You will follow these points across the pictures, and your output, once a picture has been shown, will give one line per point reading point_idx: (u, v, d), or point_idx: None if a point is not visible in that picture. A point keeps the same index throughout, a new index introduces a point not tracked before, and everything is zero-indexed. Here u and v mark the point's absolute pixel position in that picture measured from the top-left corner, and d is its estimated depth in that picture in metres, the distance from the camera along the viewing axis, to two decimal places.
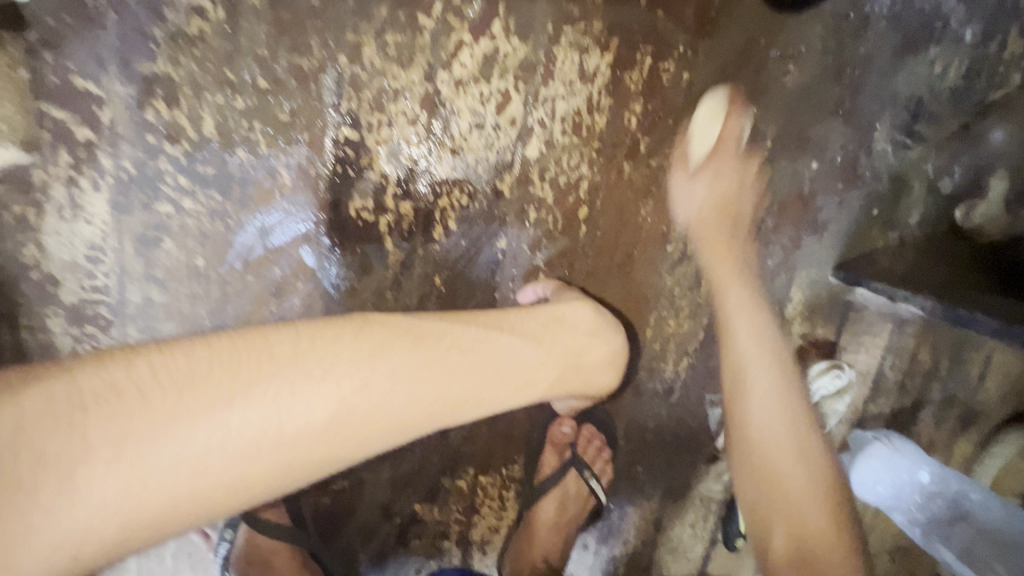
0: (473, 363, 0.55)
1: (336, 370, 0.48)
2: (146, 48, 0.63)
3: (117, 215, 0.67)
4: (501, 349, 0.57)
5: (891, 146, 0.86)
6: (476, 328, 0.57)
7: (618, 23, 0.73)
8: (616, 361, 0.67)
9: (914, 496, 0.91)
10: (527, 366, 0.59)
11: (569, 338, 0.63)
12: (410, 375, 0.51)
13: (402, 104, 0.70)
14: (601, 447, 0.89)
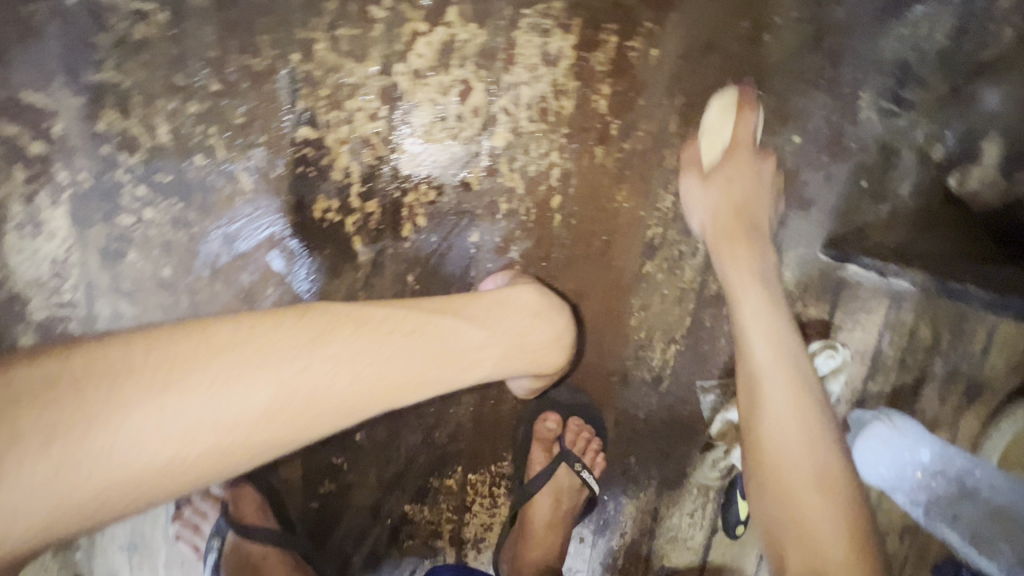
0: (422, 347, 0.50)
1: (273, 356, 0.44)
2: (92, 58, 0.63)
3: (78, 229, 0.66)
4: (454, 332, 0.53)
5: (877, 114, 0.83)
6: (427, 309, 0.53)
7: (579, 3, 0.71)
8: (566, 342, 0.63)
9: (916, 474, 0.87)
10: (482, 350, 0.54)
11: (513, 320, 0.58)
12: (352, 360, 0.46)
13: (360, 99, 0.68)
14: (591, 439, 0.88)
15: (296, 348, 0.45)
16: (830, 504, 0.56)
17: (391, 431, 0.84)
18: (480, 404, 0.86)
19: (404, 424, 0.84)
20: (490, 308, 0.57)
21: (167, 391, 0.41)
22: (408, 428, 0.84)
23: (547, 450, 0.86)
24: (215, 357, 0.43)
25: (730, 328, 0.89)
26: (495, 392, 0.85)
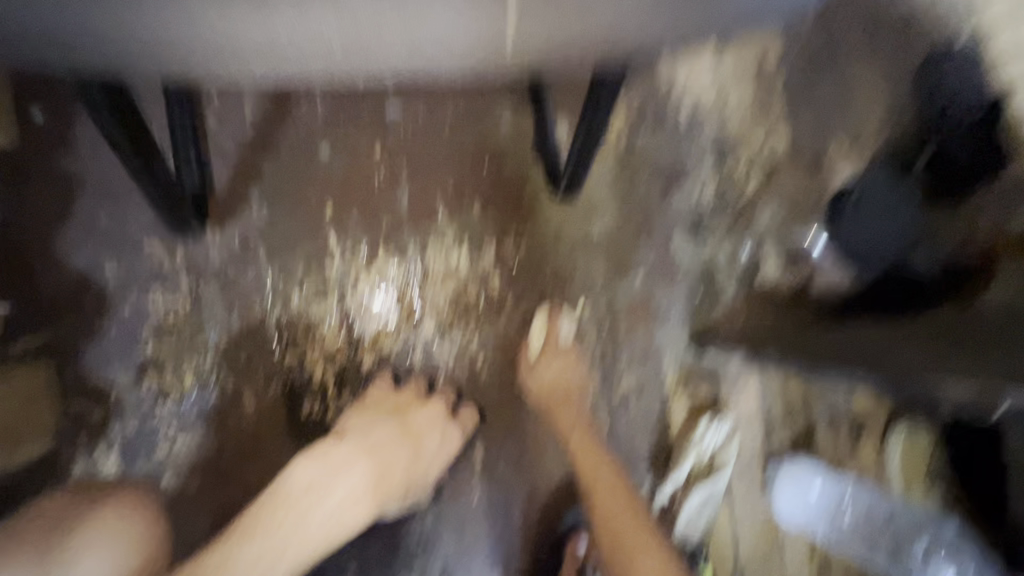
0: (357, 428, 0.91)
1: (323, 459, 0.85)
2: (138, 342, 0.88)
3: (125, 467, 0.87)
4: (389, 457, 0.90)
5: (691, 247, 1.18)
6: (367, 420, 0.93)
7: (466, 229, 1.05)
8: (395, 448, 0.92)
9: (843, 517, 1.12)
10: (395, 441, 0.92)
11: (358, 469, 0.87)
12: (356, 453, 0.87)
13: (327, 324, 0.97)
14: (574, 545, 1.01)
15: (339, 462, 0.86)
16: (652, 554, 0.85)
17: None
18: (460, 537, 1.02)
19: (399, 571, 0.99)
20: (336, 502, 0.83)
21: None
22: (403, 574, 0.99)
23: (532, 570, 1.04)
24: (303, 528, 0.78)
25: (642, 422, 1.15)
26: (470, 523, 1.02)
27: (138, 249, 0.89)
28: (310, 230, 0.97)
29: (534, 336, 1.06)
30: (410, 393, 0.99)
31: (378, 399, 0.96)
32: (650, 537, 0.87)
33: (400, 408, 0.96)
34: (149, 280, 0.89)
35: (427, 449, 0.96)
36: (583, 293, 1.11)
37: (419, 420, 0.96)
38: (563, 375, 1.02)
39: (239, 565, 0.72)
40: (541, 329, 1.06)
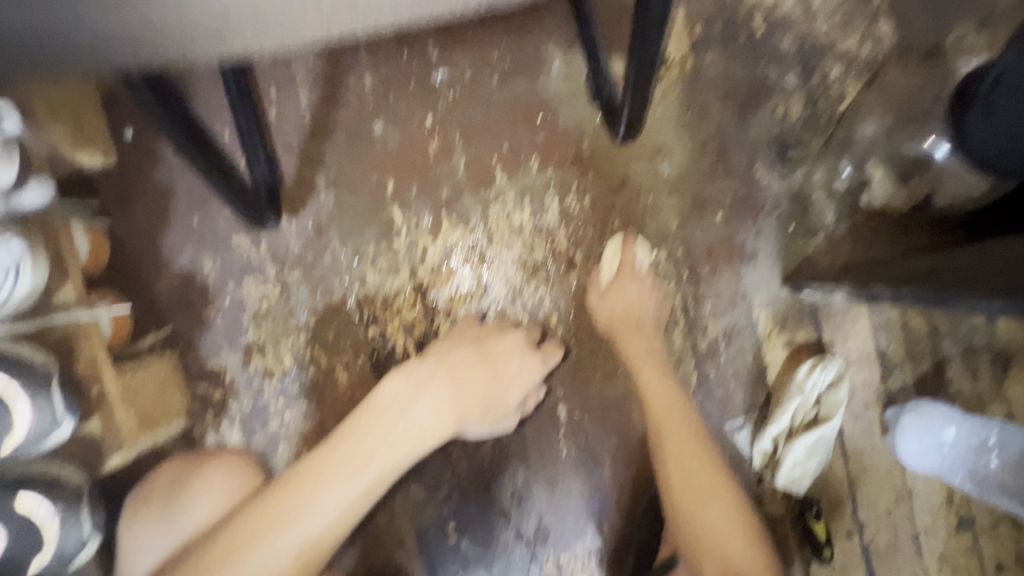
0: (437, 351, 0.87)
1: (408, 375, 0.81)
2: (242, 328, 0.98)
3: (247, 439, 0.98)
4: (470, 377, 0.85)
5: (776, 176, 1.06)
6: (445, 345, 0.89)
7: (525, 187, 1.02)
8: (473, 358, 0.87)
9: (989, 460, 0.94)
10: (472, 361, 0.87)
11: (439, 389, 0.81)
12: (437, 372, 0.83)
13: (402, 298, 1.00)
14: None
15: (422, 376, 0.82)
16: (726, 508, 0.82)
17: (488, 534, 1.02)
18: (552, 493, 1.03)
19: (496, 525, 1.02)
20: (421, 427, 0.77)
21: (263, 539, 0.66)
22: (499, 528, 1.02)
23: (635, 520, 1.03)
24: (379, 455, 0.73)
25: (735, 370, 1.05)
26: (560, 479, 1.03)
27: (228, 246, 0.98)
28: (375, 208, 1.00)
29: (606, 263, 1.00)
30: (492, 325, 0.95)
31: (462, 329, 0.94)
32: (728, 494, 0.83)
33: (482, 335, 0.92)
34: (242, 273, 0.98)
35: (509, 370, 0.90)
36: (657, 240, 1.04)
37: (500, 343, 0.91)
38: (631, 304, 0.96)
39: (343, 461, 0.72)
40: (614, 257, 1.00)
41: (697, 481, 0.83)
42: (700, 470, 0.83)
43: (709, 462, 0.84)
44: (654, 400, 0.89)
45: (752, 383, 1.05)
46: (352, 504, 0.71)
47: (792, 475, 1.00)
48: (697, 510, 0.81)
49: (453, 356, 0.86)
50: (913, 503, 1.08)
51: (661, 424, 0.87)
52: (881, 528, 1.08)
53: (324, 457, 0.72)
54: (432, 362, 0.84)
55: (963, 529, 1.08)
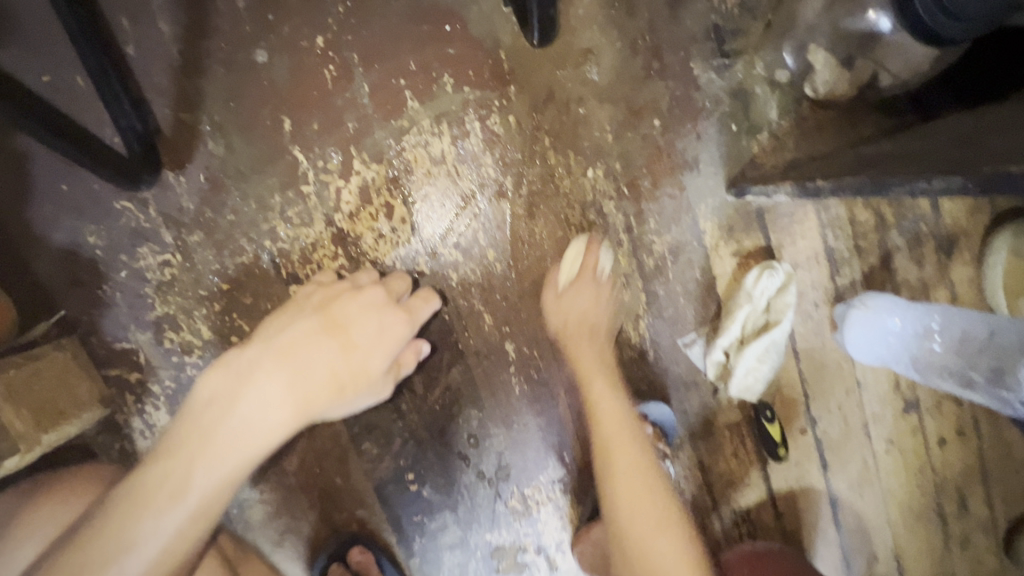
0: (267, 332, 0.79)
1: (227, 369, 0.76)
2: (146, 303, 0.88)
3: (177, 419, 0.91)
4: (309, 358, 0.78)
5: (715, 72, 0.97)
6: (281, 322, 0.80)
7: (441, 111, 0.91)
8: (313, 335, 0.80)
9: (931, 345, 0.94)
10: (309, 338, 0.79)
11: (271, 383, 0.76)
12: (263, 360, 0.77)
13: (321, 250, 0.91)
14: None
15: (244, 370, 0.76)
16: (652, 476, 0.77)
17: (449, 478, 1.01)
18: (509, 431, 1.01)
19: (457, 468, 1.01)
20: (256, 427, 0.73)
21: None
22: (461, 471, 1.01)
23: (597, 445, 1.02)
24: (212, 468, 0.70)
25: (684, 286, 1.01)
26: (516, 416, 1.00)
27: (110, 213, 0.86)
28: (275, 152, 0.88)
29: (564, 269, 0.94)
30: (349, 283, 0.86)
31: (306, 295, 0.84)
32: (661, 507, 0.75)
33: (327, 299, 0.83)
34: (133, 242, 0.87)
35: (361, 339, 0.82)
36: (592, 156, 0.96)
37: (347, 307, 0.82)
38: (586, 318, 0.90)
39: (158, 475, 0.68)
40: (576, 260, 0.94)
41: (639, 515, 0.74)
42: (626, 498, 0.75)
43: (645, 489, 0.75)
44: (599, 416, 0.81)
45: (703, 297, 1.02)
46: (186, 526, 0.67)
47: (745, 383, 0.99)
48: (622, 530, 0.74)
49: (286, 337, 0.79)
50: (863, 394, 1.11)
51: (608, 448, 0.78)
52: (833, 421, 1.11)
53: (137, 486, 0.67)
54: (256, 350, 0.77)
55: (908, 412, 1.12)
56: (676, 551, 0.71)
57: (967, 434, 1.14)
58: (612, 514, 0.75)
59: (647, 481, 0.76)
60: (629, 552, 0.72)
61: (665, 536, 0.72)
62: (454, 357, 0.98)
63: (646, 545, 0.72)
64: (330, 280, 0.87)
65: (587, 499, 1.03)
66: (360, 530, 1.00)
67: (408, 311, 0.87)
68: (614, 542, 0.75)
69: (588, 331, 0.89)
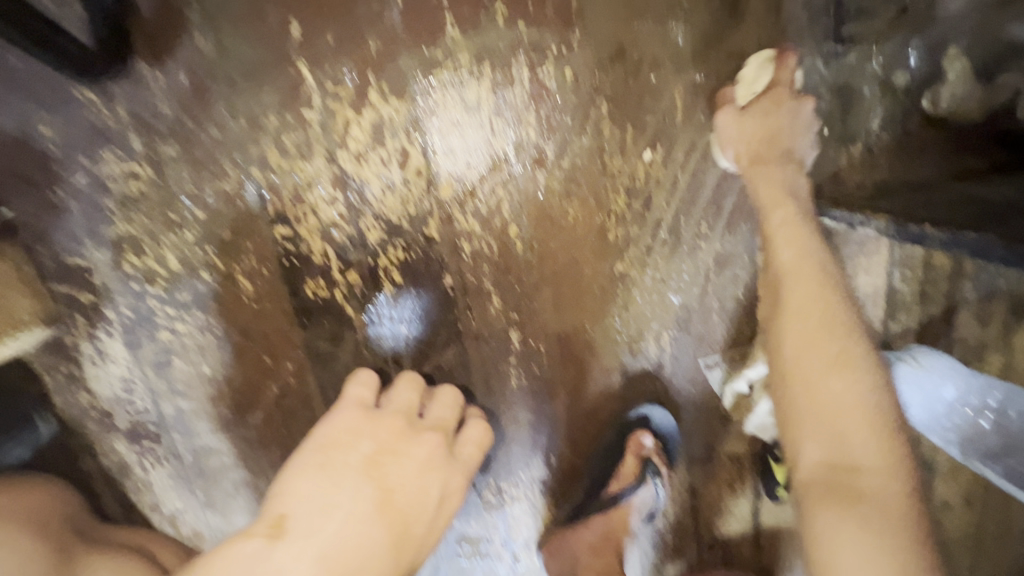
0: (305, 510, 0.64)
1: (245, 572, 0.58)
2: (106, 217, 0.75)
3: (132, 351, 0.81)
4: (356, 556, 0.62)
5: (821, 59, 0.80)
6: (324, 495, 0.65)
7: (486, 49, 0.74)
8: (369, 524, 0.65)
9: (980, 421, 0.82)
10: (363, 523, 0.64)
11: None
12: (293, 563, 0.60)
13: (317, 190, 0.77)
14: (642, 440, 0.90)
15: (272, 570, 0.59)
16: (878, 434, 0.56)
17: None
18: (496, 423, 0.92)
19: None
20: None
21: None
22: None
23: (591, 454, 0.93)
24: None
25: (721, 302, 0.89)
26: (505, 407, 0.91)
27: (68, 101, 0.71)
28: (276, 61, 0.72)
29: (744, 81, 0.78)
30: (399, 416, 0.75)
31: (354, 443, 0.70)
32: (869, 394, 0.58)
33: (381, 453, 0.70)
34: (94, 143, 0.72)
35: (418, 526, 0.69)
36: (653, 136, 0.80)
37: (403, 471, 0.70)
38: (779, 185, 0.73)
39: None
40: (725, 145, 0.78)
41: (806, 359, 0.61)
42: (825, 367, 0.60)
43: (820, 275, 0.66)
44: (778, 258, 0.69)
45: (738, 318, 0.90)
46: None
47: (761, 422, 0.92)
48: (855, 463, 0.55)
49: (333, 530, 0.63)
50: None
51: (793, 273, 0.67)
52: None
53: None
54: (289, 544, 0.61)
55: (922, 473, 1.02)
56: (868, 442, 0.55)
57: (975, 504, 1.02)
58: (845, 451, 0.56)
59: (821, 325, 0.63)
60: (813, 450, 0.57)
61: (860, 413, 0.57)
62: (450, 337, 0.86)
63: (889, 487, 0.53)
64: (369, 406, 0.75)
65: (566, 506, 0.95)
66: None
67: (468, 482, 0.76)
68: (820, 498, 0.55)
69: (796, 251, 0.68)
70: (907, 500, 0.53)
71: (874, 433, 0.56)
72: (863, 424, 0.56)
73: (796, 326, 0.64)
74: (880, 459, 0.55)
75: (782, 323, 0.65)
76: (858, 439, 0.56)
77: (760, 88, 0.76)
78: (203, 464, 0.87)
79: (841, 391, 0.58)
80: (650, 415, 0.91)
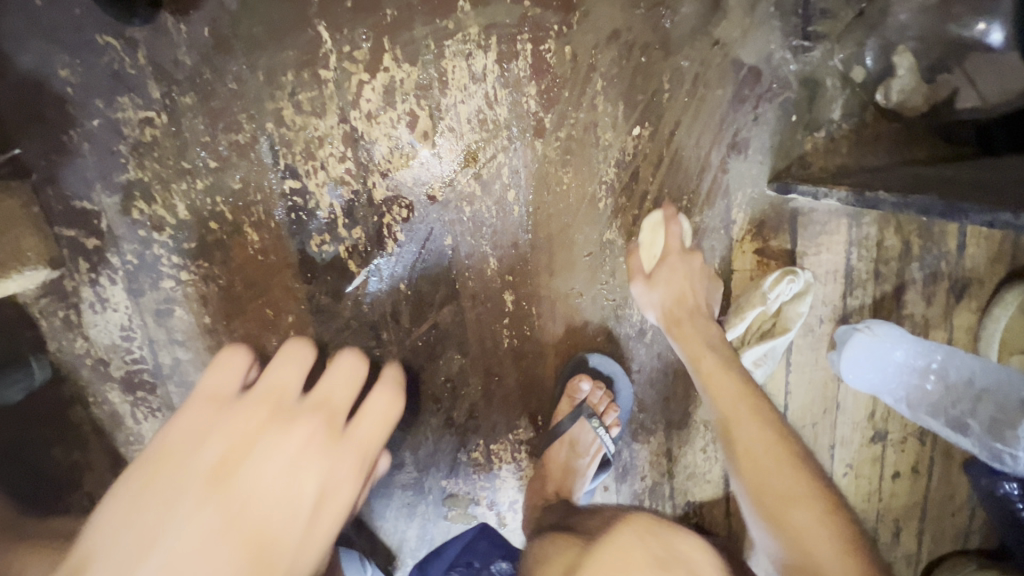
0: (120, 544, 0.50)
1: None
2: (118, 162, 0.77)
3: (134, 299, 0.82)
4: None
5: (790, 53, 0.90)
6: (146, 523, 0.51)
7: (493, 22, 0.80)
8: (215, 539, 0.51)
9: (926, 383, 0.93)
10: (204, 540, 0.50)
11: None
12: None
13: (328, 147, 0.81)
14: (581, 384, 0.93)
15: None
16: (799, 476, 0.67)
17: (415, 419, 0.96)
18: (487, 383, 0.96)
19: (425, 411, 0.96)
20: None
21: None
22: (429, 414, 0.96)
23: None
24: None
25: None
26: (497, 368, 0.95)
27: (89, 46, 0.73)
28: (296, 21, 0.76)
29: (644, 248, 0.89)
30: (263, 406, 0.60)
31: (216, 439, 0.57)
32: (805, 464, 0.69)
33: (226, 457, 0.55)
34: (112, 88, 0.74)
35: (286, 533, 0.53)
36: (642, 114, 0.88)
37: (261, 468, 0.55)
38: (683, 290, 0.84)
39: None
40: (655, 231, 0.89)
41: (731, 408, 0.72)
42: (759, 445, 0.70)
43: (691, 301, 0.83)
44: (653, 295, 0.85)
45: None
46: None
47: None
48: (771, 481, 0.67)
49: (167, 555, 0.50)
50: (839, 419, 1.08)
51: (670, 308, 0.83)
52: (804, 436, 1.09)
53: None
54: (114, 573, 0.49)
55: (876, 443, 1.09)
56: (793, 485, 0.66)
57: (922, 472, 1.09)
58: (767, 476, 0.67)
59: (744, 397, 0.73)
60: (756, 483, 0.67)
61: (768, 428, 0.71)
62: (447, 296, 0.91)
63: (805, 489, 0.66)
64: (228, 398, 0.62)
65: None
66: None
67: (357, 475, 0.60)
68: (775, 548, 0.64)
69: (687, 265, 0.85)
70: (816, 500, 0.65)
71: (821, 510, 0.64)
72: (788, 478, 0.66)
73: (693, 354, 0.78)
74: (809, 499, 0.65)
75: (706, 363, 0.77)
76: (778, 474, 0.67)
77: (658, 252, 0.88)
78: None
79: (775, 475, 0.67)
80: (588, 361, 0.95)
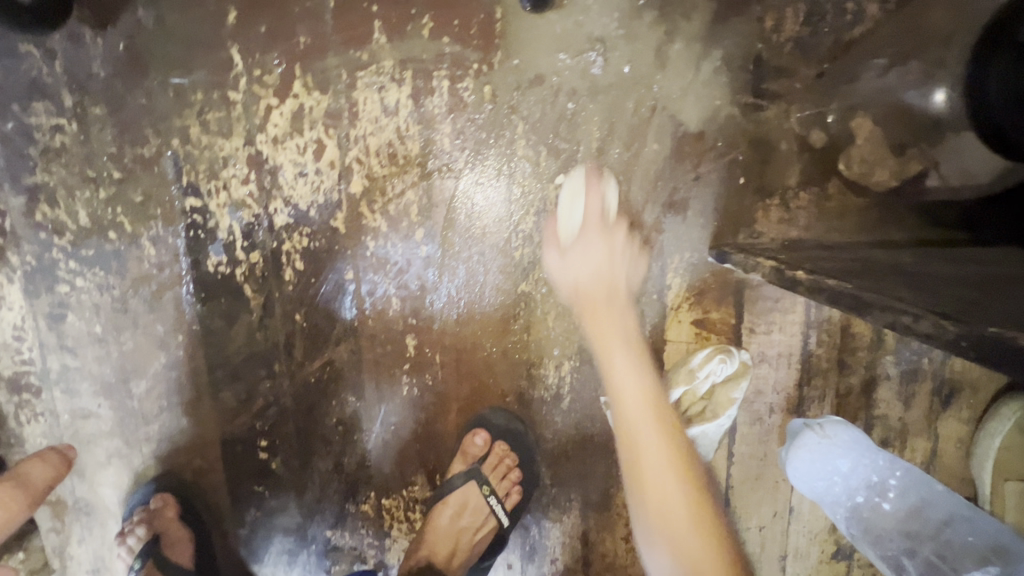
0: None
1: None
2: (26, 166, 0.78)
3: (29, 300, 0.82)
4: None
5: (740, 110, 0.81)
6: None
7: (410, 57, 0.78)
8: None
9: (879, 502, 0.77)
10: None
11: None
12: None
13: (232, 168, 0.79)
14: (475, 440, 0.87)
15: None
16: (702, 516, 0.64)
17: (303, 460, 0.89)
18: (382, 431, 0.89)
19: (315, 452, 0.89)
20: None
21: None
22: (318, 456, 0.89)
23: None
24: None
25: None
26: (394, 416, 0.88)
27: (11, 54, 0.76)
28: (210, 43, 0.76)
29: (563, 213, 0.80)
30: None
31: None
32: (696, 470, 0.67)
33: None
34: (28, 94, 0.76)
35: None
36: (567, 162, 0.81)
37: None
38: (607, 273, 0.77)
39: None
40: (575, 243, 0.78)
41: (649, 462, 0.66)
42: (667, 467, 0.66)
43: (629, 343, 0.73)
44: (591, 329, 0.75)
45: None
46: None
47: None
48: (675, 514, 0.64)
49: None
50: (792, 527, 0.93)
51: (604, 333, 0.74)
52: (749, 542, 0.93)
53: None
54: None
55: (838, 560, 0.93)
56: (672, 475, 0.65)
57: None
58: (670, 512, 0.64)
59: (680, 468, 0.66)
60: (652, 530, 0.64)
61: (669, 442, 0.67)
62: (345, 332, 0.86)
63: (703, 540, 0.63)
64: None
65: None
66: (188, 482, 0.88)
67: None
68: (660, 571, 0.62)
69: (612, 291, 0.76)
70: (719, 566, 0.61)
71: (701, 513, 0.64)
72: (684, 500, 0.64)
73: (605, 341, 0.73)
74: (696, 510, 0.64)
75: (614, 358, 0.72)
76: (683, 512, 0.64)
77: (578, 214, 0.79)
78: (77, 427, 0.86)
79: (670, 493, 0.65)
80: (490, 420, 0.88)
